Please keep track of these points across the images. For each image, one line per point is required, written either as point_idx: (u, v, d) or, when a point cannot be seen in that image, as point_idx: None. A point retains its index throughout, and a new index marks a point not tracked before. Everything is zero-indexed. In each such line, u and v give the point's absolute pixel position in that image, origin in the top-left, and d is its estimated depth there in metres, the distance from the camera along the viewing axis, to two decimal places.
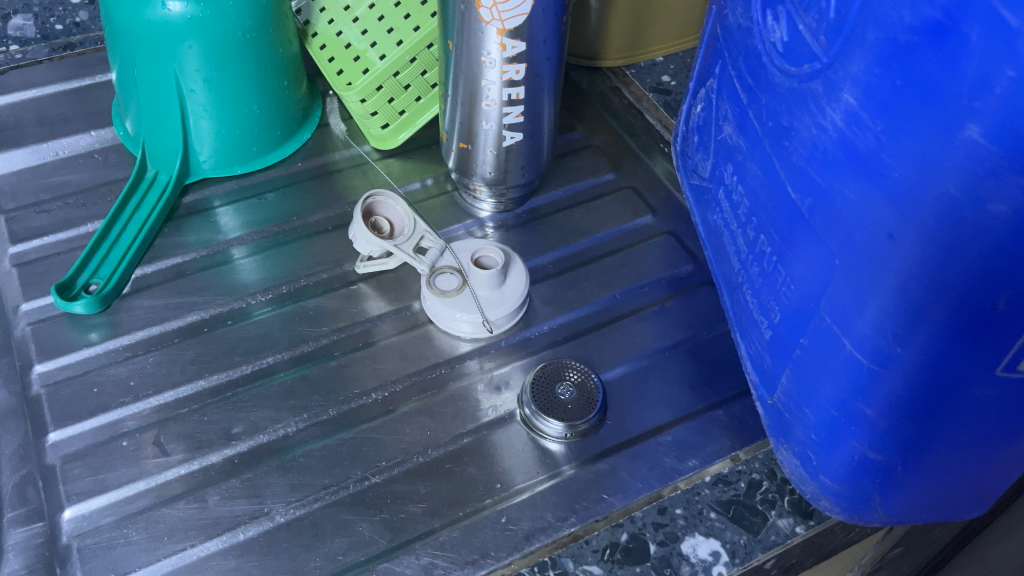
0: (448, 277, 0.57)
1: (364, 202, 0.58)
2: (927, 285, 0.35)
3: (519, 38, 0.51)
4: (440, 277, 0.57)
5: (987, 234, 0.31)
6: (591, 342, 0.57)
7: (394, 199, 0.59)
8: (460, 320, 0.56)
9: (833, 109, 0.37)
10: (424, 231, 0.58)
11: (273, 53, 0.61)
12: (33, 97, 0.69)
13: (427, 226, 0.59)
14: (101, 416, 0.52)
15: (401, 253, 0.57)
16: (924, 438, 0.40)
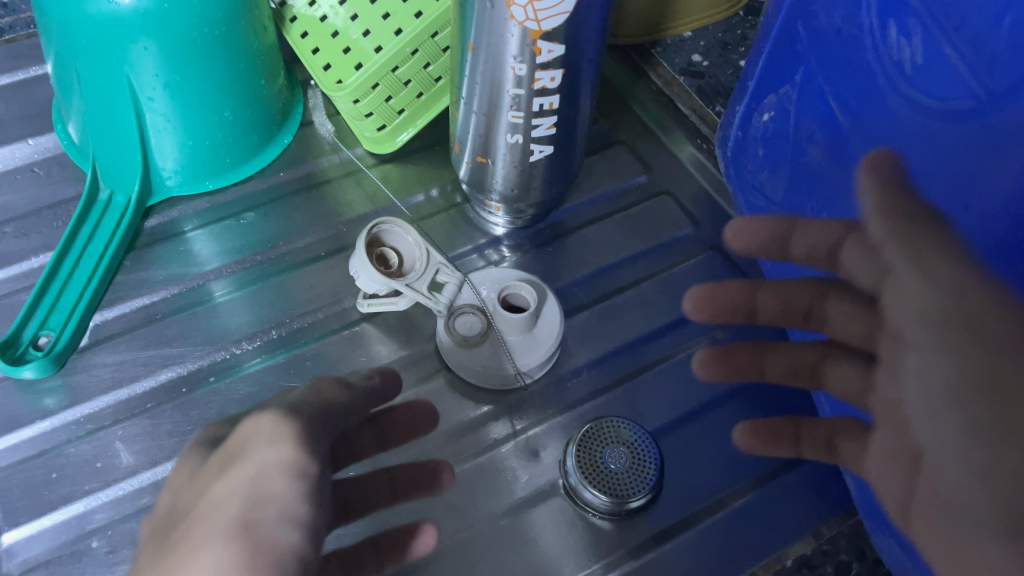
0: (471, 320, 0.49)
1: (366, 232, 0.48)
2: None
3: (557, 41, 0.42)
4: (462, 320, 0.49)
5: None
6: (637, 390, 0.49)
7: (402, 227, 0.49)
8: (488, 372, 0.48)
9: (1001, 164, 0.30)
10: (439, 264, 0.49)
11: (247, 48, 0.50)
12: None
13: (442, 257, 0.49)
14: (64, 509, 0.44)
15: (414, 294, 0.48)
16: None
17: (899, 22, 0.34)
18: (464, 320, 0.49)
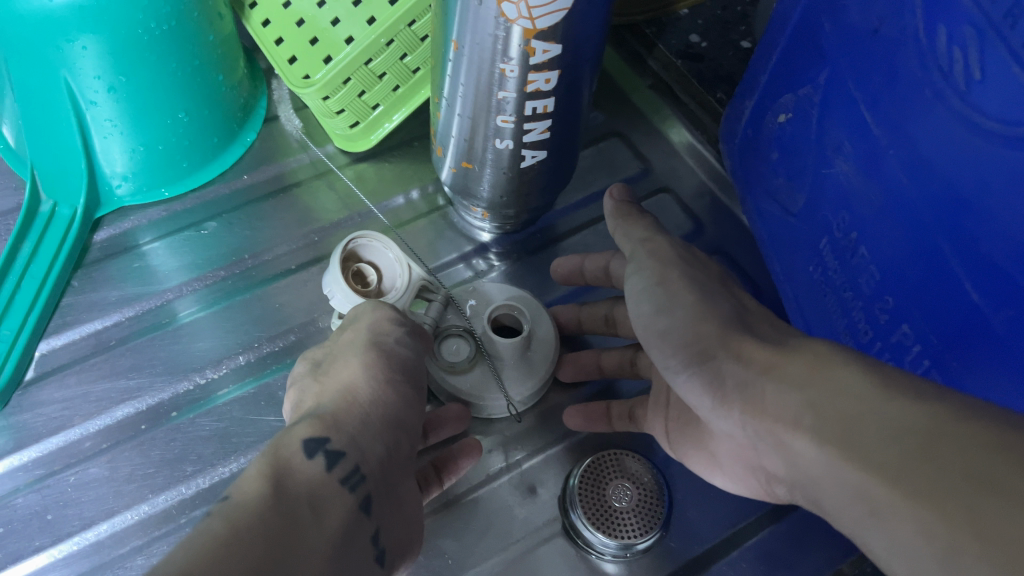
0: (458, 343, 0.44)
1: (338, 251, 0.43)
2: None
3: (554, 41, 0.37)
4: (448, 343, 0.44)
5: None
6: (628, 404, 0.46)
7: (378, 240, 0.44)
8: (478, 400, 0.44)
9: None
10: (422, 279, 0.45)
11: (201, 42, 0.45)
12: None
13: (424, 271, 0.45)
14: (14, 567, 0.39)
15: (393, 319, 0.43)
16: None
17: (951, 27, 0.29)
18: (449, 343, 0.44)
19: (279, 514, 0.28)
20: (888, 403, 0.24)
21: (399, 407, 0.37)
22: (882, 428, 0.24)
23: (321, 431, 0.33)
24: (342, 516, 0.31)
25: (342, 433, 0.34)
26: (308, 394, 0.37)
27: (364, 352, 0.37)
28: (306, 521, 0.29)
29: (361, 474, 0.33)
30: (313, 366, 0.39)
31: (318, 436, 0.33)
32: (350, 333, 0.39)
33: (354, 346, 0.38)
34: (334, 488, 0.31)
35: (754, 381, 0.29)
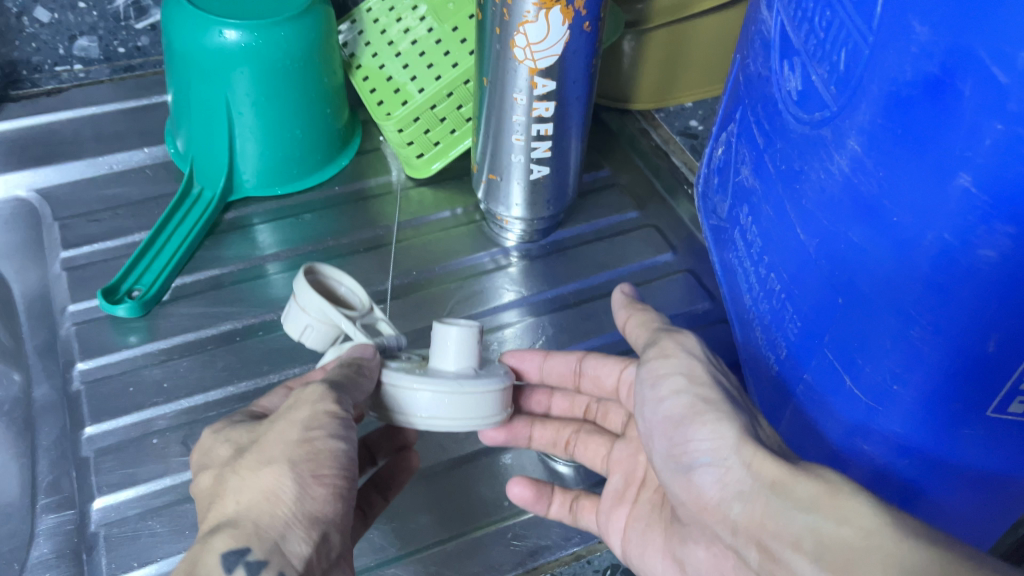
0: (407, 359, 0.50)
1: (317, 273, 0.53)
2: (924, 326, 0.36)
3: (550, 77, 0.54)
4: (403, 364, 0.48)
5: (911, 282, 0.36)
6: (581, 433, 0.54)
7: (344, 279, 0.54)
8: (410, 376, 0.44)
9: (840, 154, 0.39)
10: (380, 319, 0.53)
11: (318, 82, 0.64)
12: (92, 114, 0.74)
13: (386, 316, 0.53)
14: (135, 413, 0.55)
15: (347, 324, 0.50)
16: (948, 447, 0.39)
17: (790, 61, 0.44)
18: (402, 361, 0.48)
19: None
20: (895, 542, 0.33)
21: (326, 507, 0.39)
22: (891, 571, 0.33)
23: (246, 542, 0.38)
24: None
25: (265, 541, 0.38)
26: (226, 492, 0.40)
27: (290, 456, 0.39)
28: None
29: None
30: (234, 455, 0.41)
31: (237, 547, 0.37)
32: (282, 425, 0.41)
33: (283, 445, 0.40)
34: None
35: (764, 492, 0.38)
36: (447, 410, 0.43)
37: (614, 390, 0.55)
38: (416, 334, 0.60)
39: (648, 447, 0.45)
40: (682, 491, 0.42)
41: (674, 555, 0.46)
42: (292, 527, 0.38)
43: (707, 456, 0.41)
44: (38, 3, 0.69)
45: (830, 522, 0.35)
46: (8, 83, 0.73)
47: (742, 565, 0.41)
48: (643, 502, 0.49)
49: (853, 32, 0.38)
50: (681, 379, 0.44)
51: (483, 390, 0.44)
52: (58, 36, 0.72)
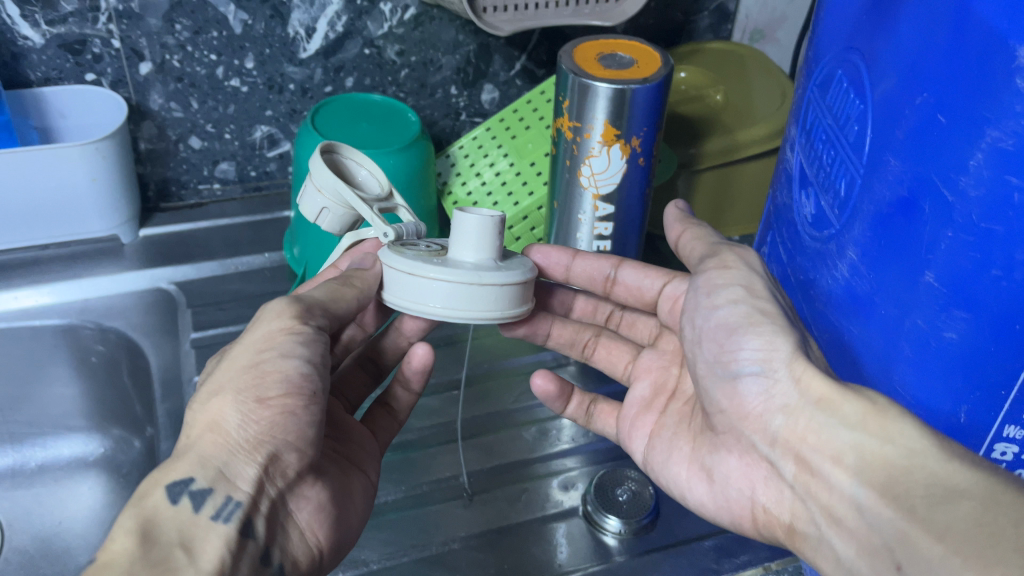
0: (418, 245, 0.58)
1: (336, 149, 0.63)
2: (909, 401, 0.44)
3: (609, 202, 0.67)
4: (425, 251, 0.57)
5: (899, 364, 0.44)
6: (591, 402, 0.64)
7: (362, 160, 0.63)
8: (431, 267, 0.52)
9: (842, 263, 0.49)
10: (400, 204, 0.63)
11: (418, 203, 0.77)
12: (224, 224, 0.89)
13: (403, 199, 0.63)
14: None
15: (364, 208, 0.58)
16: None
17: (806, 191, 0.55)
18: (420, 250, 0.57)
19: (148, 564, 0.38)
20: (940, 461, 0.39)
21: (273, 427, 0.45)
22: (932, 486, 0.39)
23: (190, 474, 0.44)
24: (218, 546, 0.42)
25: (209, 470, 0.44)
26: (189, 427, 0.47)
27: (237, 384, 0.46)
28: (182, 562, 0.40)
29: (234, 501, 0.44)
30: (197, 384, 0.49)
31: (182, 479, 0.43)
32: (239, 351, 0.48)
33: (235, 370, 0.47)
34: (206, 524, 0.43)
35: (811, 407, 0.46)
36: (458, 297, 0.52)
37: (654, 298, 0.64)
38: (487, 417, 0.70)
39: (695, 349, 0.53)
40: (725, 396, 0.50)
41: (700, 463, 0.53)
42: (234, 455, 0.45)
43: (756, 366, 0.48)
44: (192, 133, 0.85)
45: (876, 439, 0.42)
46: (160, 197, 0.89)
47: (773, 475, 0.48)
48: (672, 411, 0.59)
49: (849, 165, 0.48)
50: (739, 290, 0.51)
51: (490, 280, 0.52)
52: (205, 161, 0.87)
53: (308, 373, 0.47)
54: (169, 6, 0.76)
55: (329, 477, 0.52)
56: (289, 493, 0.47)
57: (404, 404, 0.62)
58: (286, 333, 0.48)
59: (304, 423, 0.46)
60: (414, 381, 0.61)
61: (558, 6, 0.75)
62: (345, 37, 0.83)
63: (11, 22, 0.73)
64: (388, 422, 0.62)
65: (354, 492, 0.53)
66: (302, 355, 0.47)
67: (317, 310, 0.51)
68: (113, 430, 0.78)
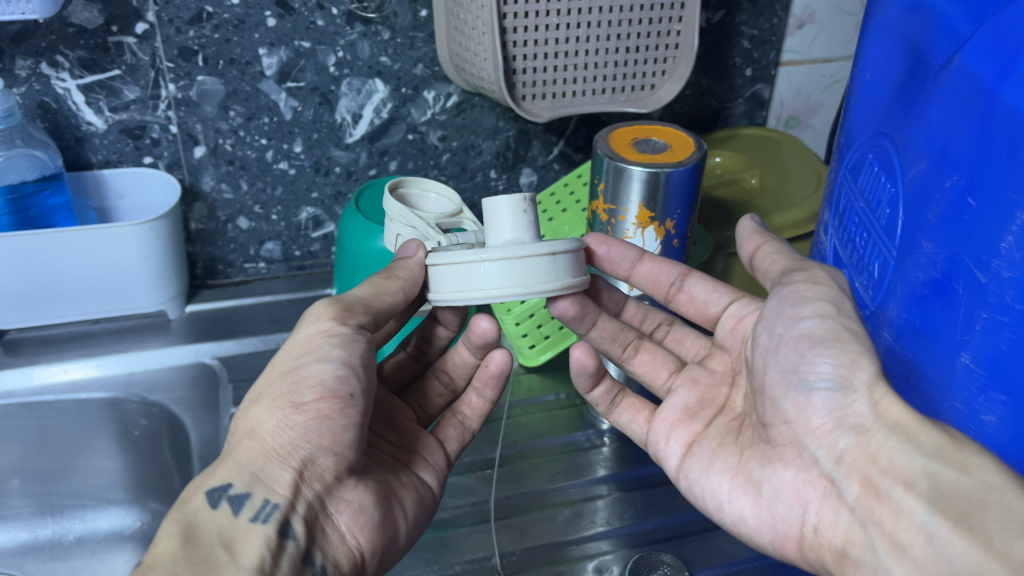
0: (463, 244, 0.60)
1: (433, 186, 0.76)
2: None
3: None
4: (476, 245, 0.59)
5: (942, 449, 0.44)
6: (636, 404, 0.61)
7: (439, 188, 0.76)
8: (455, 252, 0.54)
9: (878, 344, 0.49)
10: (466, 217, 0.73)
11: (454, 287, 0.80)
12: (267, 301, 0.91)
13: (468, 212, 0.73)
14: None
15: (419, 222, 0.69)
16: None
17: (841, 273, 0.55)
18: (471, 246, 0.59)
19: (190, 563, 0.43)
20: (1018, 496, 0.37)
21: (308, 431, 0.48)
22: (1011, 521, 0.37)
23: (229, 479, 0.48)
24: (258, 544, 0.45)
25: (245, 474, 0.48)
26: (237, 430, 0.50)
27: (275, 391, 0.49)
28: (222, 559, 0.44)
29: (272, 503, 0.47)
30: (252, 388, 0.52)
31: (223, 483, 0.47)
32: (288, 350, 0.51)
33: (276, 377, 0.50)
34: (246, 525, 0.46)
35: (885, 431, 0.44)
36: (475, 277, 0.53)
37: (716, 315, 0.62)
38: (521, 497, 0.69)
39: (770, 355, 0.50)
40: (791, 409, 0.48)
41: (748, 477, 0.50)
42: (270, 461, 0.48)
43: (829, 381, 0.46)
44: (240, 214, 0.88)
45: (951, 469, 0.41)
46: (207, 274, 0.92)
47: (830, 495, 0.46)
48: (717, 425, 0.56)
49: (881, 246, 0.48)
50: (828, 305, 0.48)
51: (493, 258, 0.52)
52: (252, 240, 0.90)
53: (341, 376, 0.49)
54: (225, 93, 0.81)
55: (372, 483, 0.53)
56: (328, 495, 0.49)
57: (476, 409, 0.64)
58: (323, 336, 0.51)
59: (339, 426, 0.49)
60: (488, 384, 0.63)
61: (595, 94, 0.78)
62: (389, 123, 0.87)
63: (77, 108, 0.78)
64: (459, 432, 0.63)
65: (399, 501, 0.55)
66: (336, 358, 0.50)
67: (358, 308, 0.53)
68: (150, 503, 0.78)
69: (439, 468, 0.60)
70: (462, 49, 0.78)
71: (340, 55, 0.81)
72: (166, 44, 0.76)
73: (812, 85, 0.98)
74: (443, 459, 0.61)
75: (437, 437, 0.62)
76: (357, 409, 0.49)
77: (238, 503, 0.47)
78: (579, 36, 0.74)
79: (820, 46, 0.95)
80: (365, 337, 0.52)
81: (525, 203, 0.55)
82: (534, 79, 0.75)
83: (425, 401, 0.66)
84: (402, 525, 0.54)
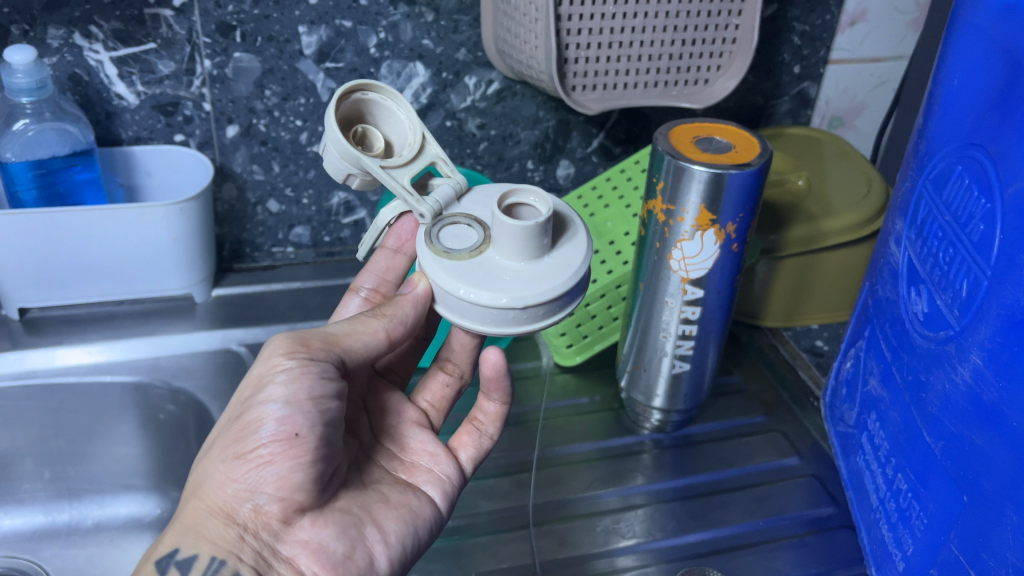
0: (460, 215, 0.53)
1: (358, 90, 0.54)
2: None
3: (699, 286, 0.64)
4: (470, 232, 0.52)
5: None
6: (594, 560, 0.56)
7: (394, 100, 0.55)
8: (469, 282, 0.48)
9: (963, 367, 0.46)
10: (434, 154, 0.55)
11: None
12: (295, 287, 0.89)
13: (439, 148, 0.55)
14: None
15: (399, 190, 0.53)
16: None
17: (917, 288, 0.52)
18: (462, 228, 0.52)
19: None
20: None
21: (249, 480, 0.49)
22: None
23: (175, 546, 0.49)
24: None
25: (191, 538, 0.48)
26: (193, 484, 0.51)
27: (223, 442, 0.50)
28: None
29: (219, 560, 0.47)
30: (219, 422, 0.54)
31: (171, 549, 0.48)
32: (243, 389, 0.52)
33: (230, 425, 0.51)
34: None
35: None
36: (495, 318, 0.48)
37: None
38: (559, 503, 0.67)
39: None
40: None
41: None
42: (213, 518, 0.49)
43: None
44: (271, 196, 0.85)
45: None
46: (234, 257, 0.89)
47: None
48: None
49: (972, 265, 0.46)
50: None
51: (522, 303, 0.47)
52: (281, 224, 0.88)
53: (282, 418, 0.49)
54: (261, 72, 0.78)
55: (337, 512, 0.51)
56: (277, 541, 0.49)
57: (490, 415, 0.61)
58: (271, 372, 0.50)
59: (286, 470, 0.48)
60: (491, 389, 0.59)
61: (646, 87, 0.75)
62: (427, 109, 0.84)
63: (109, 82, 0.75)
64: (475, 438, 0.61)
65: (376, 525, 0.52)
66: (277, 397, 0.49)
67: (316, 343, 0.52)
68: (171, 491, 0.77)
69: (447, 480, 0.59)
70: (510, 34, 0.75)
71: (381, 37, 0.78)
72: (203, 18, 0.73)
73: (861, 85, 0.95)
74: (455, 469, 0.59)
75: (450, 446, 0.61)
76: (304, 448, 0.49)
77: (186, 568, 0.48)
78: (635, 26, 0.71)
79: (870, 45, 0.92)
80: (319, 366, 0.51)
81: (549, 225, 0.49)
82: (585, 70, 0.72)
83: (435, 395, 0.64)
84: (379, 551, 0.52)
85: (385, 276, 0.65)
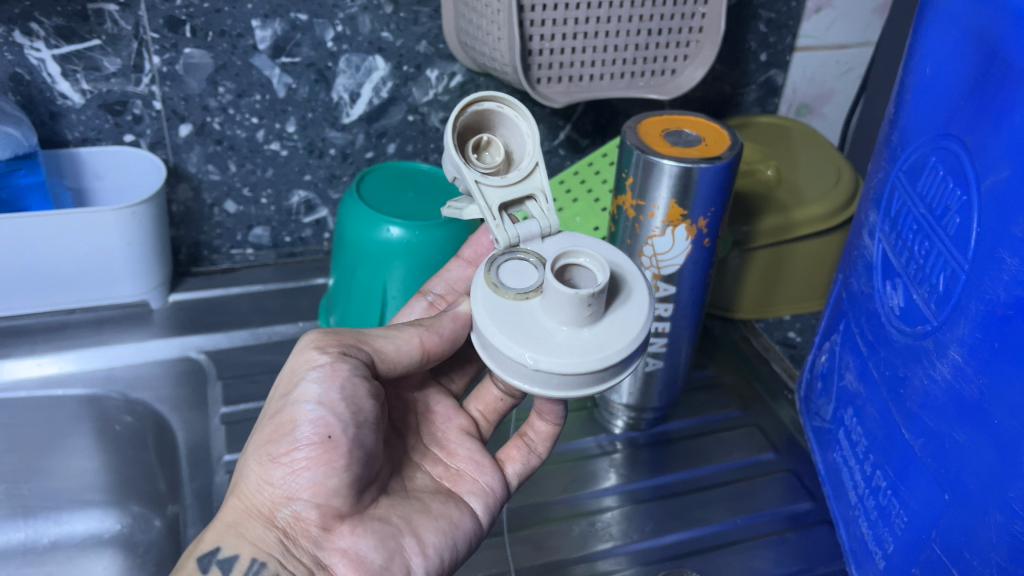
0: (528, 256, 0.50)
1: (492, 100, 0.51)
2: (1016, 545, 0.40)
3: (671, 282, 0.63)
4: (534, 275, 0.49)
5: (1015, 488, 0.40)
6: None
7: (523, 119, 0.52)
8: (527, 345, 0.44)
9: (942, 363, 0.45)
10: (537, 188, 0.52)
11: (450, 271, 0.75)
12: (256, 290, 0.86)
13: (544, 184, 0.52)
14: None
15: (485, 212, 0.51)
16: None
17: (892, 282, 0.51)
18: (522, 270, 0.49)
19: None
20: None
21: (286, 484, 0.47)
22: None
23: (217, 544, 0.48)
24: None
25: None
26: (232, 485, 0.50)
27: (258, 443, 0.49)
28: None
29: (260, 562, 0.46)
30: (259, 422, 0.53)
31: (211, 548, 0.48)
32: (279, 385, 0.51)
33: (263, 428, 0.50)
34: None
35: None
36: (558, 382, 0.44)
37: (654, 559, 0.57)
38: (533, 506, 0.66)
39: None
40: None
41: None
42: (251, 518, 0.48)
43: None
44: (228, 197, 0.82)
45: None
46: (191, 261, 0.86)
47: None
48: None
49: (949, 258, 0.45)
50: None
51: (586, 368, 0.44)
52: (239, 225, 0.85)
53: (317, 420, 0.48)
54: (213, 68, 0.75)
55: (375, 524, 0.49)
56: (317, 548, 0.48)
57: (541, 433, 0.59)
58: (305, 369, 0.50)
59: (321, 475, 0.47)
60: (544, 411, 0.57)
61: (613, 78, 0.73)
62: (389, 104, 0.82)
63: (52, 81, 0.71)
64: (524, 454, 0.59)
65: (415, 536, 0.50)
66: (311, 397, 0.48)
67: (347, 340, 0.52)
68: (132, 505, 0.73)
69: (491, 492, 0.56)
70: (471, 26, 0.73)
71: (339, 30, 0.76)
72: (151, 13, 0.70)
73: (827, 71, 0.94)
74: (500, 481, 0.57)
75: (497, 459, 0.59)
76: (339, 451, 0.47)
77: (227, 567, 0.47)
78: (600, 17, 0.69)
79: (836, 31, 0.91)
80: (350, 365, 0.50)
81: (592, 298, 0.44)
82: (550, 62, 0.71)
83: (487, 405, 0.62)
84: (417, 564, 0.50)
85: (455, 285, 0.65)
